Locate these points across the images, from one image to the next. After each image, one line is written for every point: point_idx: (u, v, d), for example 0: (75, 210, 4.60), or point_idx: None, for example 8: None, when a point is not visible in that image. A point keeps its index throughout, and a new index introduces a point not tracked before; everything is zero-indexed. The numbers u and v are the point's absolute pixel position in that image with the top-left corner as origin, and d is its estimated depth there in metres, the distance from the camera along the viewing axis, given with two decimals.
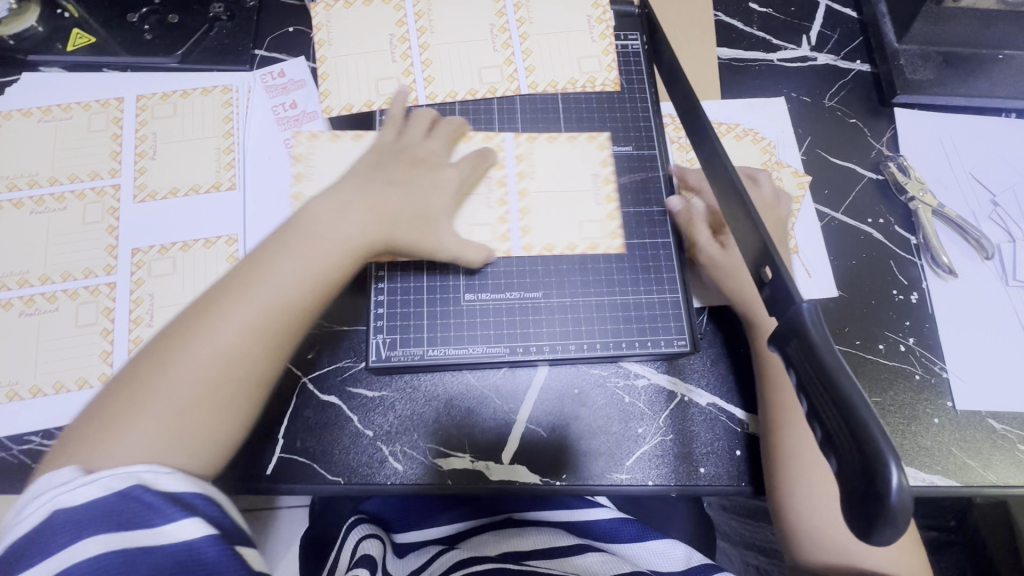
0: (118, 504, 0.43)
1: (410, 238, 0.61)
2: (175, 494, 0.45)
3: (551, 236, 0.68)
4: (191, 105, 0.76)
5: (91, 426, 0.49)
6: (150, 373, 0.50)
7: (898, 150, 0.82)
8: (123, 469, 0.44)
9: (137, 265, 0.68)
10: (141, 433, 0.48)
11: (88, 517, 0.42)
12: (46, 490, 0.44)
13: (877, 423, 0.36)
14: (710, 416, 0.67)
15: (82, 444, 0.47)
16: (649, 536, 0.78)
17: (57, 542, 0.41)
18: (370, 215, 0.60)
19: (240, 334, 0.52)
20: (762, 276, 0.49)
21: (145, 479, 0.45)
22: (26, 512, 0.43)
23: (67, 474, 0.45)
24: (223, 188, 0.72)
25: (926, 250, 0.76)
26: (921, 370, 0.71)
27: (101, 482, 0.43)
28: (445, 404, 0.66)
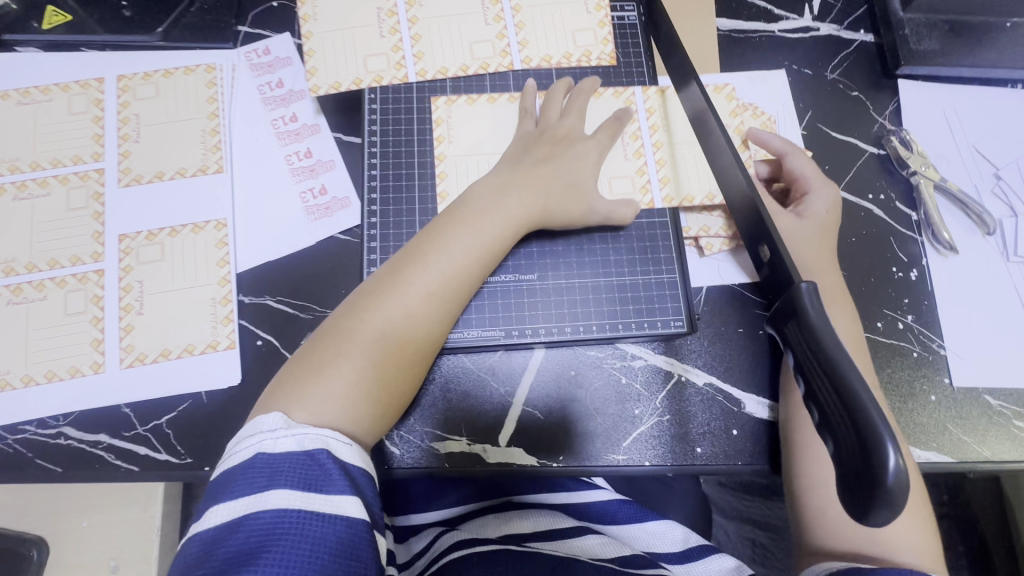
0: (306, 461, 0.50)
1: (528, 207, 0.63)
2: (348, 468, 0.52)
3: (690, 188, 0.70)
4: (174, 85, 0.73)
5: (296, 374, 0.56)
6: (342, 333, 0.57)
7: (901, 123, 0.80)
8: (314, 432, 0.51)
9: (125, 252, 0.67)
10: (338, 386, 0.55)
11: (282, 466, 0.49)
12: (256, 433, 0.51)
13: (875, 405, 0.36)
14: (707, 396, 0.67)
15: (293, 386, 0.55)
16: (647, 517, 0.80)
17: (251, 479, 0.48)
18: (522, 189, 0.63)
19: (423, 301, 0.58)
20: (760, 256, 0.48)
21: (329, 446, 0.51)
22: (241, 446, 0.50)
23: (276, 421, 0.52)
24: (210, 170, 0.71)
25: (927, 226, 0.75)
26: (920, 348, 0.71)
27: (296, 438, 0.50)
28: (442, 387, 0.66)
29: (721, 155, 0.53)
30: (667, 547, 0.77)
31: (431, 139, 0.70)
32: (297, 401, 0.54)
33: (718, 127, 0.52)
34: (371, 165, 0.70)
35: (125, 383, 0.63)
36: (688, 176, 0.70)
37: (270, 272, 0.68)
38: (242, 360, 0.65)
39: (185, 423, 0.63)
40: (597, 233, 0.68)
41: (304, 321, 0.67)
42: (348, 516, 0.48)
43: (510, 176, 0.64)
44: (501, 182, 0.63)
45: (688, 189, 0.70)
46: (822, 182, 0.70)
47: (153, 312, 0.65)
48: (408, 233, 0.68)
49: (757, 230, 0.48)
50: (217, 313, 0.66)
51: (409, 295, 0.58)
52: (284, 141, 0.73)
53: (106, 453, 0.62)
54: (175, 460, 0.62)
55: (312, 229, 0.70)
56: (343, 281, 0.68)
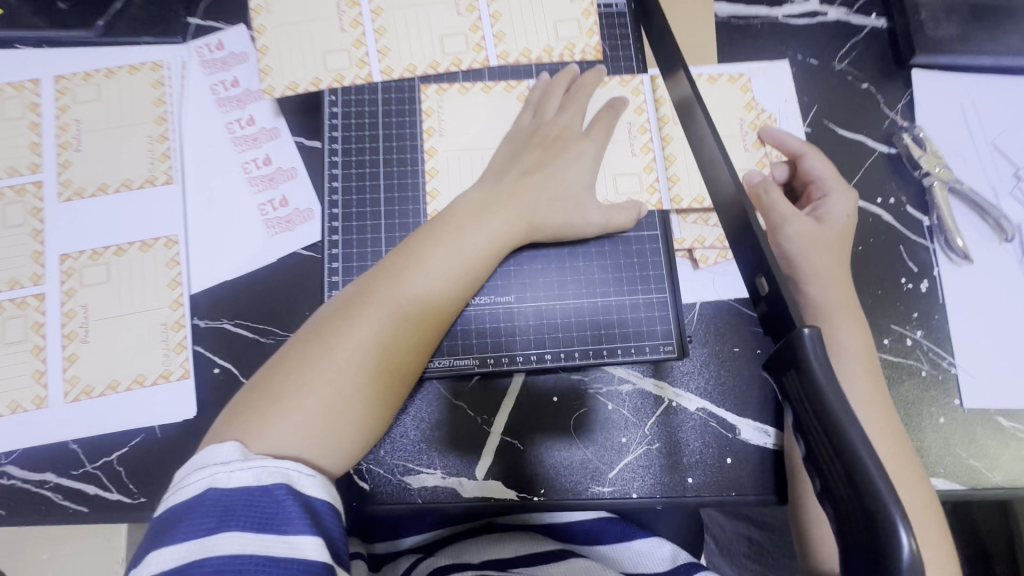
0: (262, 497, 0.40)
1: (514, 225, 0.57)
2: (313, 503, 0.42)
3: (700, 187, 0.65)
4: (118, 87, 0.67)
5: (256, 398, 0.46)
6: (317, 350, 0.47)
7: (914, 118, 0.73)
8: (274, 464, 0.42)
9: (67, 274, 0.62)
10: (305, 414, 0.45)
11: (233, 505, 0.40)
12: (208, 464, 0.42)
13: (883, 475, 0.32)
14: (700, 422, 0.63)
15: (254, 413, 0.45)
16: (633, 537, 0.77)
17: (195, 523, 0.39)
18: (505, 206, 0.57)
19: (390, 323, 0.49)
20: (757, 288, 0.42)
21: (290, 479, 0.42)
22: (186, 482, 0.41)
23: (229, 451, 0.43)
24: (159, 182, 0.65)
25: (940, 233, 0.69)
26: (929, 366, 0.66)
27: (253, 471, 0.41)
28: (413, 418, 0.61)
29: (713, 167, 0.47)
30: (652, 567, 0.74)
31: (399, 146, 0.64)
32: (258, 430, 0.44)
33: (705, 123, 0.47)
34: (332, 175, 0.64)
35: (71, 417, 0.59)
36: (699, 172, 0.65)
37: (227, 293, 0.63)
38: (197, 390, 0.60)
39: (137, 459, 0.59)
40: (580, 249, 0.63)
41: (265, 346, 0.62)
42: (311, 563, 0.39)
43: (495, 188, 0.58)
44: (479, 199, 0.57)
45: (699, 187, 0.65)
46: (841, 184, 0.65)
47: (99, 340, 0.60)
48: (372, 252, 0.62)
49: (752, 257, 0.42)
50: (169, 340, 0.61)
51: (401, 305, 0.50)
52: (239, 147, 0.67)
53: (53, 493, 0.58)
54: (126, 500, 0.58)
55: (271, 244, 0.64)
56: (305, 302, 0.63)
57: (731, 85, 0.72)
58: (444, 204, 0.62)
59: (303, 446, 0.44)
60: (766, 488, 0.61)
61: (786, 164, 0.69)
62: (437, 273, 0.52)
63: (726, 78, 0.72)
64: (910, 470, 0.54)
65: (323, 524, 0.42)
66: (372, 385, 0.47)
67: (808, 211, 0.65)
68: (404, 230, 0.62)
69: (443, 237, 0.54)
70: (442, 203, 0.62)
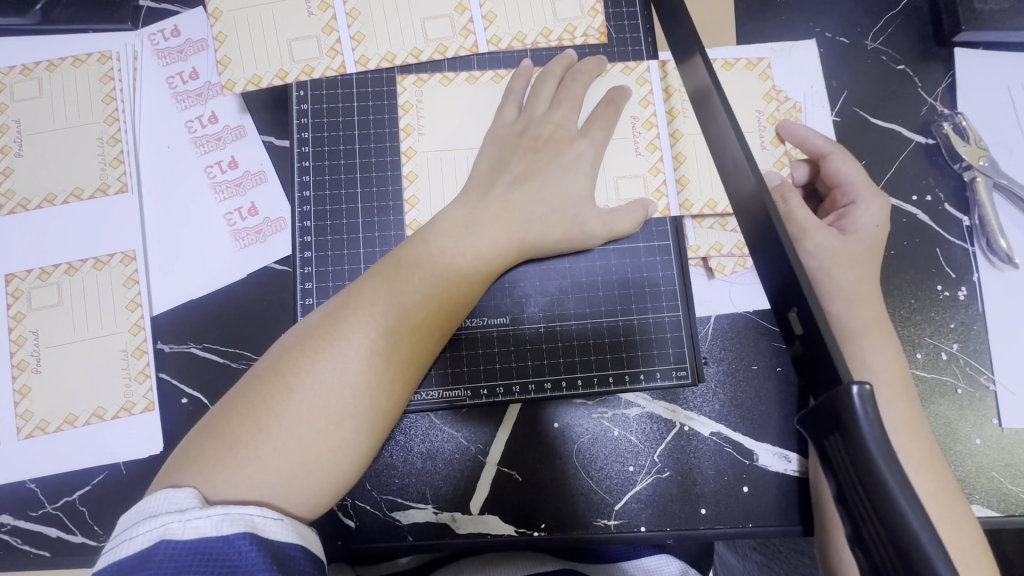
0: (224, 551, 0.34)
1: (502, 245, 0.51)
2: (283, 552, 0.36)
3: (712, 190, 0.58)
4: (60, 82, 0.60)
5: (208, 443, 0.40)
6: (276, 391, 0.41)
7: (955, 105, 0.65)
8: (237, 509, 0.35)
9: (15, 296, 0.56)
10: (260, 466, 0.39)
11: (189, 563, 0.33)
12: (161, 513, 0.35)
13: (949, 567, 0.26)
14: (714, 448, 0.57)
15: (206, 461, 0.39)
16: (642, 553, 0.64)
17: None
18: (491, 223, 0.51)
19: (363, 360, 0.43)
20: (789, 323, 0.35)
21: (255, 526, 0.36)
22: (131, 534, 0.34)
23: (185, 498, 0.36)
24: (111, 191, 0.58)
25: (982, 235, 0.62)
26: (965, 382, 0.60)
27: (212, 519, 0.34)
28: (401, 448, 0.56)
29: (734, 172, 0.40)
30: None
31: (377, 147, 0.57)
32: (206, 485, 0.38)
33: (727, 121, 0.39)
34: (302, 182, 0.57)
35: (27, 454, 0.54)
36: (709, 174, 0.58)
37: (190, 314, 0.57)
38: (163, 422, 0.55)
39: (101, 499, 0.53)
40: (583, 262, 0.57)
41: (236, 373, 0.56)
42: None
43: (478, 206, 0.52)
44: (461, 215, 0.51)
45: (711, 190, 0.58)
46: (871, 187, 0.58)
47: (53, 370, 0.55)
48: (349, 268, 0.56)
49: (784, 284, 0.36)
50: (130, 368, 0.55)
51: (373, 337, 0.44)
52: (201, 149, 0.60)
53: (12, 536, 0.53)
54: (91, 543, 0.52)
55: (238, 257, 0.58)
56: (279, 322, 0.57)
57: (749, 71, 0.63)
58: (425, 213, 0.56)
59: (268, 505, 0.39)
60: (788, 518, 0.56)
61: (806, 163, 0.62)
62: (412, 298, 0.46)
63: (744, 62, 0.63)
64: (951, 507, 0.49)
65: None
66: (338, 433, 0.41)
67: (832, 221, 0.59)
68: (383, 244, 0.56)
69: (424, 259, 0.48)
70: (424, 211, 0.56)
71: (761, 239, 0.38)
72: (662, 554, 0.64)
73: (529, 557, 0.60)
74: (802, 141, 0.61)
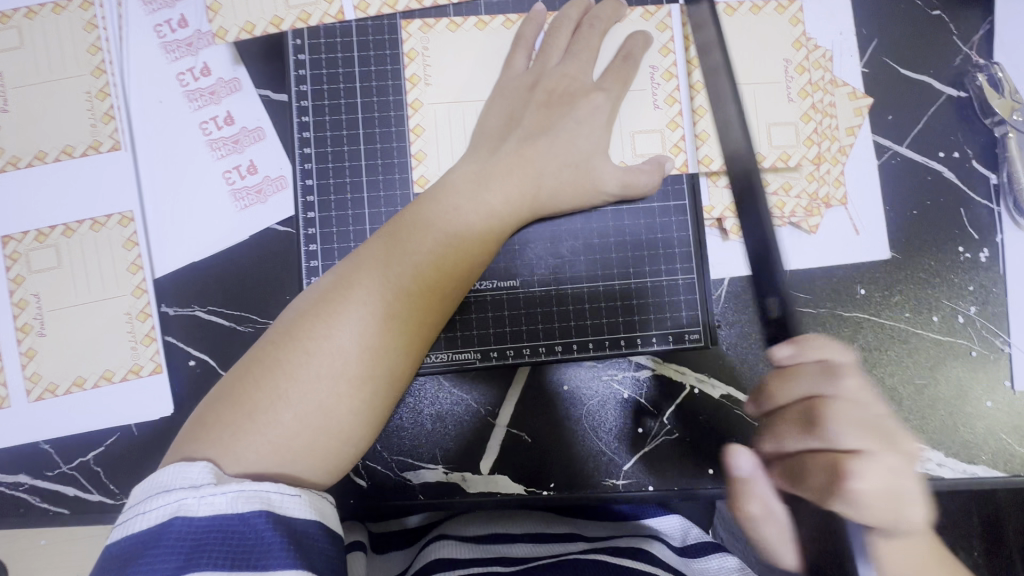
0: (240, 529, 0.34)
1: (515, 202, 0.49)
2: (298, 529, 0.36)
3: None
4: (41, 31, 0.56)
5: (223, 411, 0.40)
6: (290, 356, 0.40)
7: (992, 54, 0.61)
8: (252, 486, 0.35)
9: (13, 259, 0.55)
10: (281, 432, 0.39)
11: (204, 540, 0.33)
12: (175, 488, 0.35)
13: None
14: (723, 410, 0.57)
15: (224, 429, 0.39)
16: (645, 514, 0.63)
17: (156, 561, 0.32)
18: (504, 179, 0.49)
19: (376, 324, 0.42)
20: (767, 307, 0.49)
21: (271, 503, 0.36)
22: (146, 508, 0.34)
23: (200, 473, 0.36)
24: (103, 148, 0.56)
25: (1009, 194, 0.60)
26: (979, 345, 0.59)
27: (227, 496, 0.35)
28: (411, 410, 0.56)
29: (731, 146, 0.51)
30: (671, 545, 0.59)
31: (381, 100, 0.54)
32: (228, 452, 0.38)
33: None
34: (303, 138, 0.54)
35: (39, 416, 0.54)
36: (742, 133, 0.58)
37: (194, 278, 0.55)
38: (172, 384, 0.55)
39: (115, 460, 0.54)
40: (595, 221, 0.55)
41: (244, 336, 0.55)
42: None
43: (488, 162, 0.49)
44: (471, 172, 0.49)
45: None
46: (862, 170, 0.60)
47: (57, 333, 0.55)
48: (355, 230, 0.54)
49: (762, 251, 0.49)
50: (136, 331, 0.55)
51: (385, 301, 0.43)
52: (195, 103, 0.57)
53: (30, 495, 0.54)
54: (109, 501, 0.54)
55: (239, 219, 0.56)
56: (285, 285, 0.55)
57: (779, 16, 0.59)
58: (433, 169, 0.54)
59: (284, 471, 0.39)
60: None
61: None
62: (425, 260, 0.45)
63: (773, 6, 0.59)
64: None
65: (311, 551, 0.36)
66: (352, 398, 0.40)
67: None
68: (389, 204, 0.54)
69: (436, 220, 0.47)
70: (431, 167, 0.54)
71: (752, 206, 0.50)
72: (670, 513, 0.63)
73: (541, 517, 0.60)
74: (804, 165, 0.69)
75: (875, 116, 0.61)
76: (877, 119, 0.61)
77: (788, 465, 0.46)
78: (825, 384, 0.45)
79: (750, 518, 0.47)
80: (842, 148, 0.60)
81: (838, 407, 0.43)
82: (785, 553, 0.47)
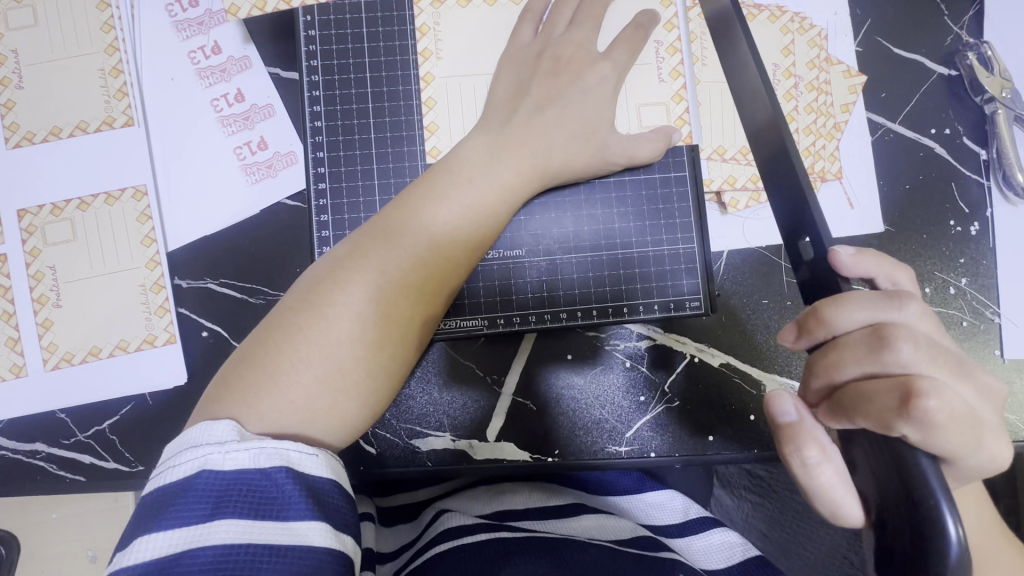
0: (262, 482, 0.36)
1: (527, 174, 0.51)
2: (317, 485, 0.37)
3: (722, 137, 0.58)
4: (54, 9, 0.57)
5: (247, 372, 0.41)
6: (309, 319, 0.42)
7: (981, 33, 0.63)
8: (273, 443, 0.37)
9: (28, 232, 0.56)
10: (303, 391, 0.40)
11: (229, 492, 0.35)
12: (201, 444, 0.37)
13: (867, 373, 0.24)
14: (720, 378, 0.58)
15: (247, 390, 0.40)
16: (646, 488, 0.64)
17: (185, 510, 0.34)
18: (515, 151, 0.50)
19: (392, 288, 0.43)
20: (800, 252, 0.42)
21: (291, 460, 0.37)
22: (175, 462, 0.36)
23: (224, 431, 0.38)
24: (117, 124, 0.57)
25: (998, 168, 0.61)
26: (970, 316, 0.61)
27: (250, 452, 0.36)
28: (419, 381, 0.58)
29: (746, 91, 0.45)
30: (669, 519, 0.60)
31: (389, 76, 0.56)
32: (251, 414, 0.39)
33: (747, 51, 0.44)
34: (313, 112, 0.56)
35: (56, 386, 0.56)
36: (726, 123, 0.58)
37: (206, 251, 0.57)
38: (185, 355, 0.56)
39: (130, 428, 0.55)
40: (598, 194, 0.57)
41: (255, 307, 0.56)
42: (313, 551, 0.35)
43: (501, 136, 0.51)
44: (484, 145, 0.50)
45: (721, 136, 0.58)
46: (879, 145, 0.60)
47: (73, 305, 0.56)
48: (364, 201, 0.55)
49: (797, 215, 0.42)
50: (150, 302, 0.56)
51: (402, 268, 0.44)
52: (206, 81, 0.58)
53: (46, 463, 0.55)
54: (125, 468, 0.55)
55: (251, 193, 0.57)
56: (295, 258, 0.57)
57: (770, 24, 0.61)
58: (445, 140, 0.55)
59: (304, 427, 0.40)
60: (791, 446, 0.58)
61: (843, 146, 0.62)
62: (441, 232, 0.46)
63: (767, 14, 0.61)
64: None
65: (331, 511, 0.37)
66: (368, 358, 0.42)
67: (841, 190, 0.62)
68: (397, 177, 0.56)
69: (451, 191, 0.48)
70: (443, 138, 0.55)
71: (774, 167, 0.43)
72: (665, 488, 0.64)
73: (547, 486, 0.62)
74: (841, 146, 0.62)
75: (868, 93, 0.62)
76: (870, 96, 0.62)
77: (835, 397, 0.36)
78: (887, 309, 0.36)
79: (804, 464, 0.36)
80: (837, 124, 0.62)
81: (904, 328, 0.34)
82: (846, 505, 0.36)
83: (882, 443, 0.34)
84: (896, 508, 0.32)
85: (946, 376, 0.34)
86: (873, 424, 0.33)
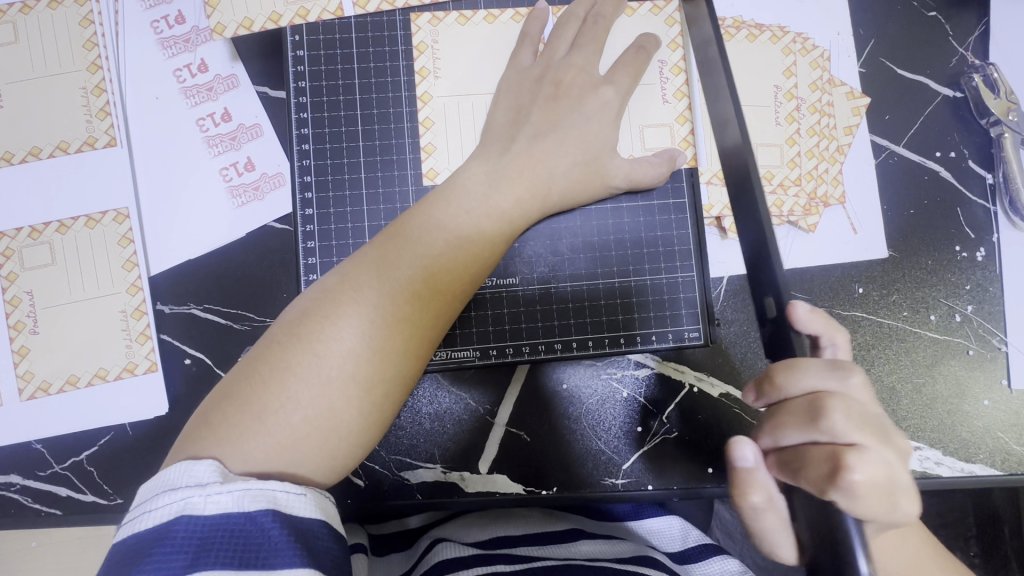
0: (246, 528, 0.33)
1: (526, 202, 0.49)
2: (304, 529, 0.35)
3: None
4: (35, 26, 0.56)
5: (230, 408, 0.39)
6: (298, 354, 0.40)
7: (987, 55, 0.62)
8: (258, 484, 0.34)
9: (6, 255, 0.54)
10: (291, 431, 0.38)
11: (211, 539, 0.32)
12: (180, 487, 0.34)
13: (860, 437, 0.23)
14: (721, 408, 0.56)
15: (232, 427, 0.38)
16: (644, 515, 0.62)
17: (163, 560, 0.32)
18: (514, 180, 0.49)
19: (383, 323, 0.41)
20: (763, 308, 0.41)
21: (278, 503, 0.35)
22: (151, 506, 0.33)
23: (206, 471, 0.35)
24: (99, 144, 0.55)
25: (1004, 192, 0.60)
26: (976, 344, 0.59)
27: (234, 495, 0.34)
28: (410, 411, 0.56)
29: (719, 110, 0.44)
30: (670, 547, 0.58)
31: (380, 97, 0.54)
32: (231, 460, 0.37)
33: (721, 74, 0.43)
34: (301, 135, 0.54)
35: (33, 415, 0.54)
36: None
37: (191, 275, 0.55)
38: (167, 383, 0.54)
39: (109, 459, 0.53)
40: (595, 220, 0.55)
41: (241, 334, 0.54)
42: None
43: (499, 163, 0.49)
44: (483, 173, 0.49)
45: None
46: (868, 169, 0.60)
47: (52, 331, 0.54)
48: (352, 227, 0.54)
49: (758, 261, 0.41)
50: (131, 329, 0.54)
51: (395, 301, 0.42)
52: (191, 100, 0.56)
53: (21, 495, 0.53)
54: (102, 501, 0.53)
55: (237, 218, 0.55)
56: (282, 283, 0.55)
57: (772, 45, 0.60)
58: (442, 162, 0.54)
59: (287, 471, 0.38)
60: None
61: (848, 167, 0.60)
62: (437, 261, 0.45)
63: (768, 34, 0.60)
64: None
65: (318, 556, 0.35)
66: (354, 398, 0.40)
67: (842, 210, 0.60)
68: (387, 201, 0.54)
69: (446, 220, 0.46)
70: (441, 159, 0.54)
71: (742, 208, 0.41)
72: (666, 515, 0.62)
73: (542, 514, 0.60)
74: (845, 168, 0.60)
75: (871, 115, 0.61)
76: (872, 118, 0.61)
77: (784, 456, 0.37)
78: (831, 377, 0.36)
79: (753, 510, 0.37)
80: (840, 147, 0.60)
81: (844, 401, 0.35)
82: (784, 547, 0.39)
83: (816, 500, 0.34)
84: (826, 552, 0.32)
85: (874, 444, 0.34)
86: (811, 489, 0.34)
